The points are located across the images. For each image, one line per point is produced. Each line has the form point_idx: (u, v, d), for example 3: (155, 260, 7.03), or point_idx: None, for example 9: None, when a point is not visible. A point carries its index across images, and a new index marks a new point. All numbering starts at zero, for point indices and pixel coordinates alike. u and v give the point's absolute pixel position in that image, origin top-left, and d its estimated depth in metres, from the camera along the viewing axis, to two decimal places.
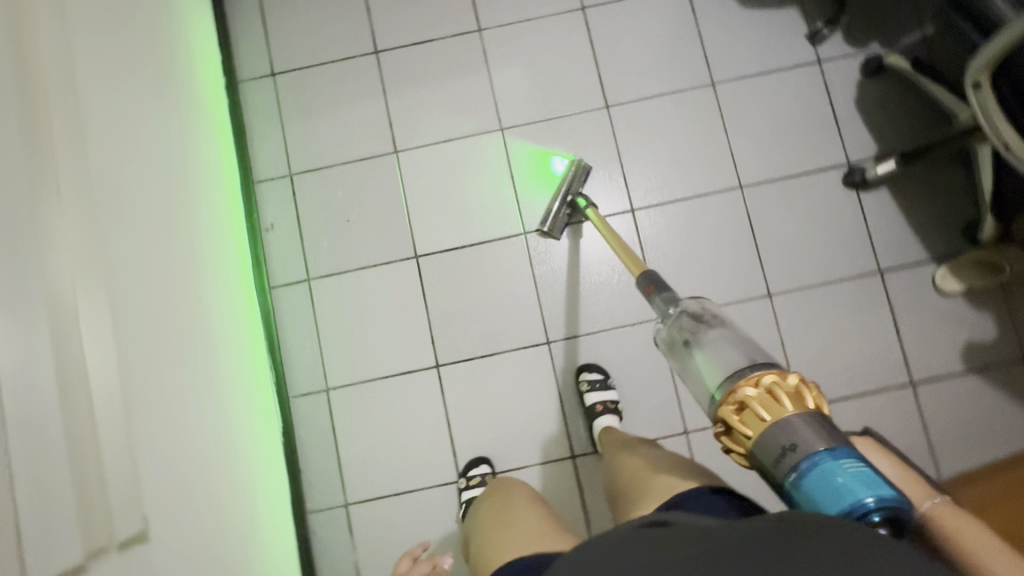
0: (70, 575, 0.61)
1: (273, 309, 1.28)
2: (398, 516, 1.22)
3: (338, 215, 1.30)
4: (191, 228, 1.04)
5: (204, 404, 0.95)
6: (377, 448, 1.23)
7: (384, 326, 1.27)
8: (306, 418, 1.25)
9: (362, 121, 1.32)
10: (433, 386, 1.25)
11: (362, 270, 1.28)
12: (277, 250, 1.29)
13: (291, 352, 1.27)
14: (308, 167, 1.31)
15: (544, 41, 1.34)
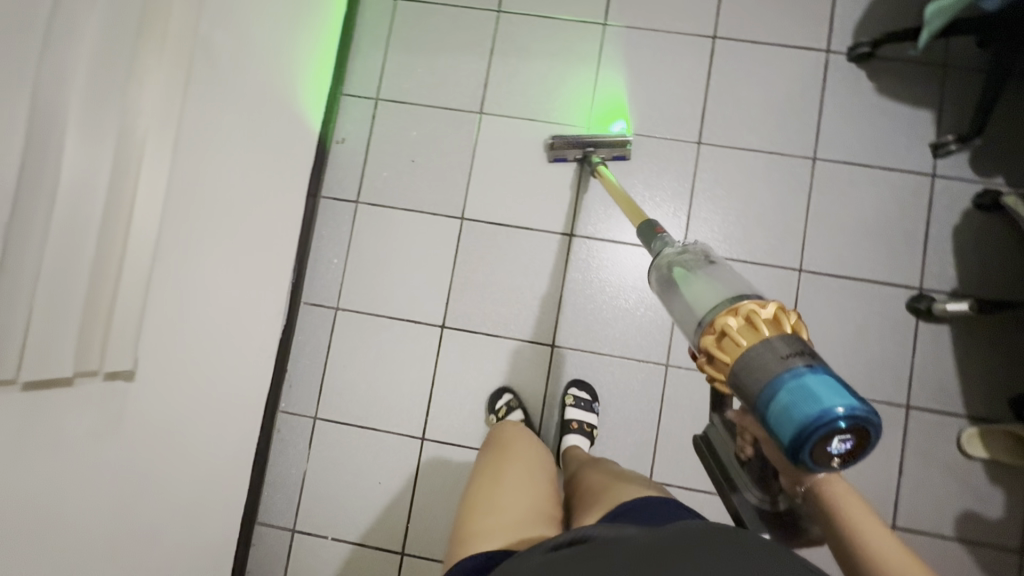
0: (54, 384, 0.67)
1: (316, 217, 1.32)
2: (357, 447, 1.27)
3: (406, 152, 1.32)
4: (269, 118, 1.08)
5: (225, 277, 1.01)
6: (361, 379, 1.28)
7: (408, 272, 1.30)
8: (309, 326, 1.30)
9: (461, 71, 1.32)
10: (432, 343, 1.28)
11: (407, 213, 1.31)
12: (339, 165, 1.33)
13: (318, 262, 1.32)
14: (395, 98, 1.33)
15: (662, 56, 1.30)
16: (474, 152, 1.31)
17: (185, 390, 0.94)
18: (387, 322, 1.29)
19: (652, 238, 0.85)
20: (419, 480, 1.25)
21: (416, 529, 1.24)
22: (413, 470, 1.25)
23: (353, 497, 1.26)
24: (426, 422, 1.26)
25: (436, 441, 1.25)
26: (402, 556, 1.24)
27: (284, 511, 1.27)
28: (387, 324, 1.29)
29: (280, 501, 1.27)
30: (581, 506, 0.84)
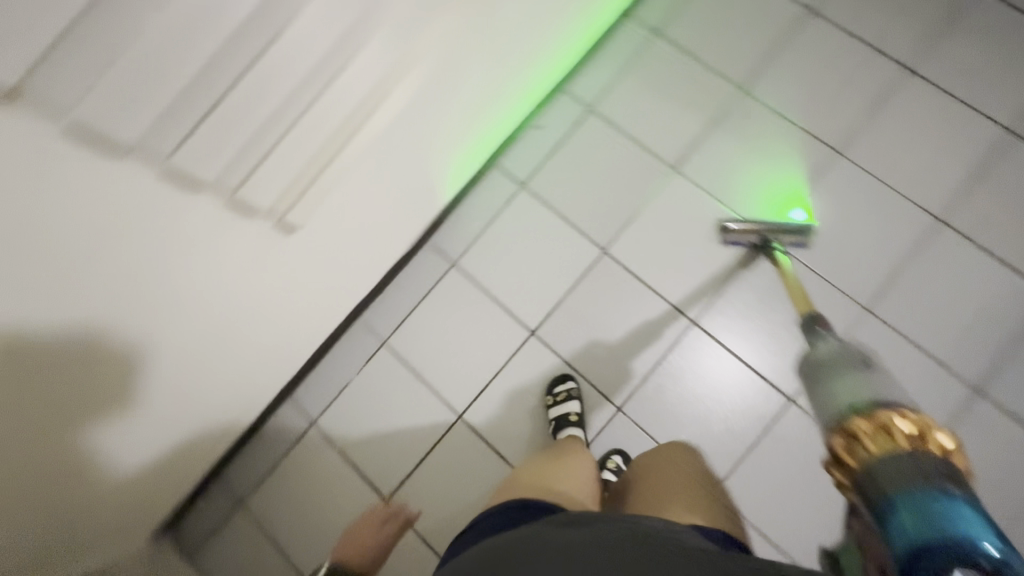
0: (247, 207, 0.75)
1: (481, 180, 1.39)
2: (401, 389, 1.32)
3: (588, 169, 1.35)
4: (499, 83, 1.15)
5: (395, 189, 1.08)
6: (439, 334, 1.33)
7: (530, 269, 1.33)
8: (422, 265, 1.37)
9: (677, 124, 1.33)
10: (515, 341, 1.30)
11: (558, 220, 1.34)
12: (525, 149, 1.39)
13: (461, 217, 1.38)
14: (606, 117, 1.37)
15: (876, 211, 1.24)
16: (649, 200, 1.31)
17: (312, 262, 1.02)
18: (488, 299, 1.33)
19: (812, 334, 0.81)
20: (435, 450, 1.27)
21: (409, 491, 1.26)
22: (436, 438, 1.28)
23: (375, 428, 1.30)
24: (471, 404, 1.28)
25: (469, 426, 1.27)
26: (385, 504, 1.27)
27: (316, 403, 1.34)
28: (487, 301, 1.33)
29: (318, 393, 1.35)
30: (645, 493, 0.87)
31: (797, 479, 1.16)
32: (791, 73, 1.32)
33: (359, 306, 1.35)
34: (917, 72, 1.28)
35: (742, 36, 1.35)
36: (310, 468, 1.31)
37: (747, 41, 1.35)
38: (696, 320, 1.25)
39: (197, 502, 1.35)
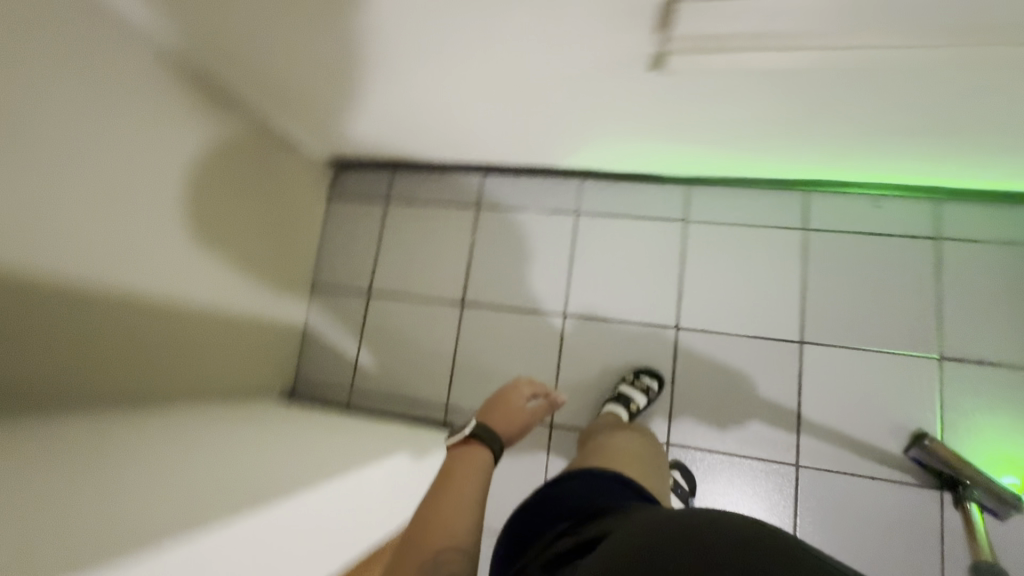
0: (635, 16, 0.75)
1: (742, 192, 1.28)
2: (531, 255, 1.37)
3: (836, 279, 1.21)
4: (861, 139, 1.01)
5: (728, 129, 1.03)
6: (618, 251, 1.32)
7: (709, 293, 1.26)
8: (629, 198, 1.34)
9: (950, 327, 1.15)
10: (658, 316, 1.28)
11: (768, 290, 1.24)
12: (805, 209, 1.25)
13: (699, 199, 1.31)
14: (897, 258, 1.20)
15: None
16: (884, 350, 1.17)
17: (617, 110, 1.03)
18: (677, 269, 1.29)
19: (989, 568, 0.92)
20: (526, 314, 1.34)
21: (483, 315, 1.36)
22: (535, 307, 1.34)
23: (507, 256, 1.38)
24: (581, 316, 1.32)
25: (563, 327, 1.32)
26: (459, 306, 1.38)
27: (489, 196, 1.41)
28: (675, 270, 1.29)
29: (497, 193, 1.41)
30: None
31: None
32: None
33: (589, 172, 1.34)
34: None
35: None
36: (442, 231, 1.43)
37: None
38: (799, 464, 1.17)
39: (358, 169, 1.50)
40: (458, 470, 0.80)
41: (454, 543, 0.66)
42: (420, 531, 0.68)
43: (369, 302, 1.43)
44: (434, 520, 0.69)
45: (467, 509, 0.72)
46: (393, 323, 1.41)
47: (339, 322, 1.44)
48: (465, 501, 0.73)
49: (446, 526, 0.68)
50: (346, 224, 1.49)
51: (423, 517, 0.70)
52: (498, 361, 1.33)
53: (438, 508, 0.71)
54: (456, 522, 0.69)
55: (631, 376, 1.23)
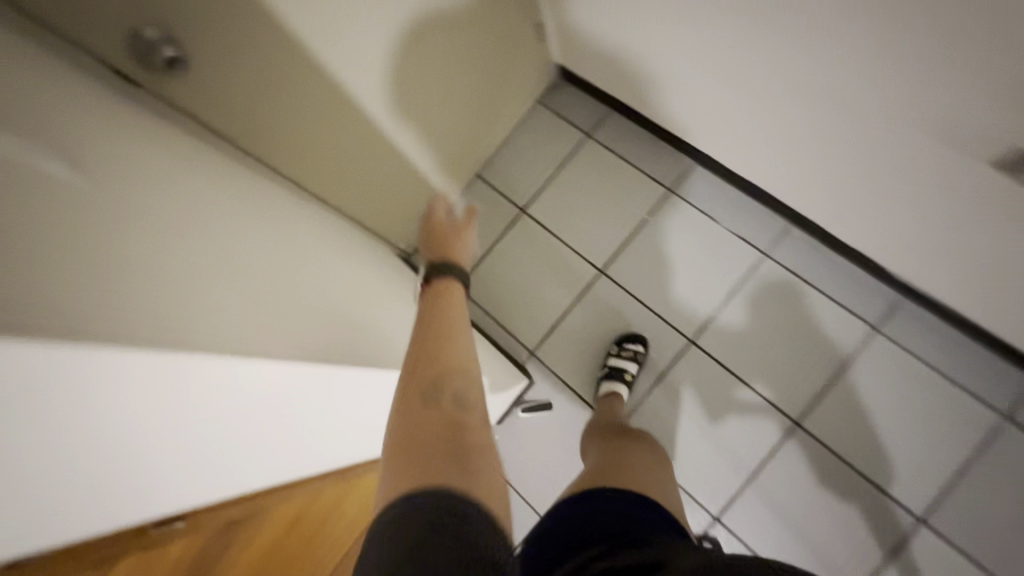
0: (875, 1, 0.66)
1: (764, 225, 1.23)
2: (609, 222, 1.33)
3: (832, 379, 1.13)
4: (840, 176, 0.97)
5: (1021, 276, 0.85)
6: (718, 294, 1.22)
7: (742, 352, 1.19)
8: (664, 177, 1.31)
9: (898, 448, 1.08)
10: (785, 402, 1.15)
11: (778, 376, 1.16)
12: (813, 284, 1.18)
13: (775, 252, 1.21)
14: (870, 365, 1.13)
15: None
16: None
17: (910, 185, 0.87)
18: (837, 370, 1.14)
19: None
20: (655, 318, 1.25)
21: (614, 294, 1.29)
22: (667, 318, 1.25)
23: (671, 255, 1.27)
24: (711, 353, 1.20)
25: (683, 352, 1.22)
26: (596, 271, 1.31)
27: (688, 187, 1.30)
28: (834, 370, 1.14)
29: (698, 188, 1.29)
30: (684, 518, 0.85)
31: None
32: None
33: (807, 221, 1.18)
34: None
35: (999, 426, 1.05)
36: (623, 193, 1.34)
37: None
38: None
39: (579, 87, 1.42)
40: (438, 304, 0.66)
41: (443, 395, 0.52)
42: (416, 365, 0.55)
43: (518, 217, 1.39)
44: (426, 356, 0.56)
45: (452, 352, 0.57)
46: (527, 251, 1.36)
47: (480, 220, 1.42)
48: (456, 334, 0.60)
49: (437, 378, 0.53)
50: (538, 133, 1.43)
51: (416, 360, 0.55)
52: (602, 343, 1.27)
53: (427, 346, 0.57)
54: (453, 363, 0.55)
55: (625, 349, 1.22)
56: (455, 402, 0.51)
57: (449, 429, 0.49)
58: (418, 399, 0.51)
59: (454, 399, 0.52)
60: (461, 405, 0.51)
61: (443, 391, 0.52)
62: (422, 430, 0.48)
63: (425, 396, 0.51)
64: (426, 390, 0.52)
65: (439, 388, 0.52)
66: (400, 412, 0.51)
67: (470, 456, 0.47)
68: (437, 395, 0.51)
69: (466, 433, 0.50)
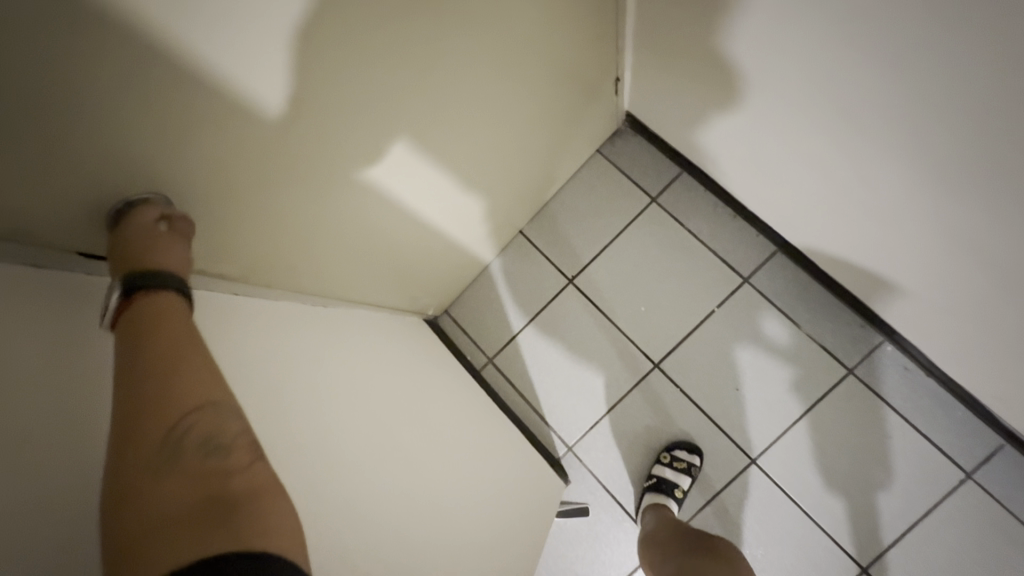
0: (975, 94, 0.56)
1: (791, 308, 1.12)
2: (645, 298, 1.18)
3: (848, 473, 1.06)
4: (811, 190, 0.92)
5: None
6: (762, 396, 1.10)
7: (782, 463, 1.08)
8: (694, 243, 1.18)
9: (867, 490, 1.05)
10: (852, 540, 1.04)
11: (809, 484, 1.07)
12: (787, 307, 1.12)
13: (815, 348, 1.10)
14: (832, 389, 1.08)
15: None
16: None
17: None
18: (914, 512, 1.03)
19: None
20: (714, 428, 1.11)
21: (670, 392, 1.14)
22: (727, 427, 1.11)
23: (738, 357, 1.12)
24: (767, 472, 1.08)
25: (743, 470, 1.09)
26: (651, 363, 1.16)
27: (765, 278, 1.14)
28: (911, 512, 1.03)
29: (776, 280, 1.13)
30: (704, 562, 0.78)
31: None
32: None
33: (900, 338, 1.05)
34: None
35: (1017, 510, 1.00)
36: (689, 274, 1.17)
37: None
38: None
39: (647, 139, 1.23)
40: (139, 349, 0.41)
41: (180, 421, 0.39)
42: (134, 399, 0.39)
43: (565, 287, 1.22)
44: (156, 395, 0.40)
45: (188, 332, 0.44)
46: (573, 329, 1.20)
47: (521, 284, 1.24)
48: (186, 326, 0.44)
49: (174, 407, 0.40)
50: (598, 187, 1.24)
51: (140, 347, 0.42)
52: (651, 449, 1.13)
53: (146, 320, 0.43)
54: (187, 363, 0.42)
55: (679, 458, 1.08)
56: (208, 446, 0.39)
57: (203, 479, 0.37)
58: (181, 477, 0.37)
59: (214, 448, 0.39)
60: (218, 443, 0.39)
61: (185, 424, 0.39)
62: (185, 508, 0.36)
63: (188, 469, 0.37)
64: (165, 453, 0.38)
65: (208, 447, 0.39)
66: (130, 470, 0.36)
67: (255, 497, 0.37)
68: (177, 440, 0.38)
69: (232, 469, 0.39)
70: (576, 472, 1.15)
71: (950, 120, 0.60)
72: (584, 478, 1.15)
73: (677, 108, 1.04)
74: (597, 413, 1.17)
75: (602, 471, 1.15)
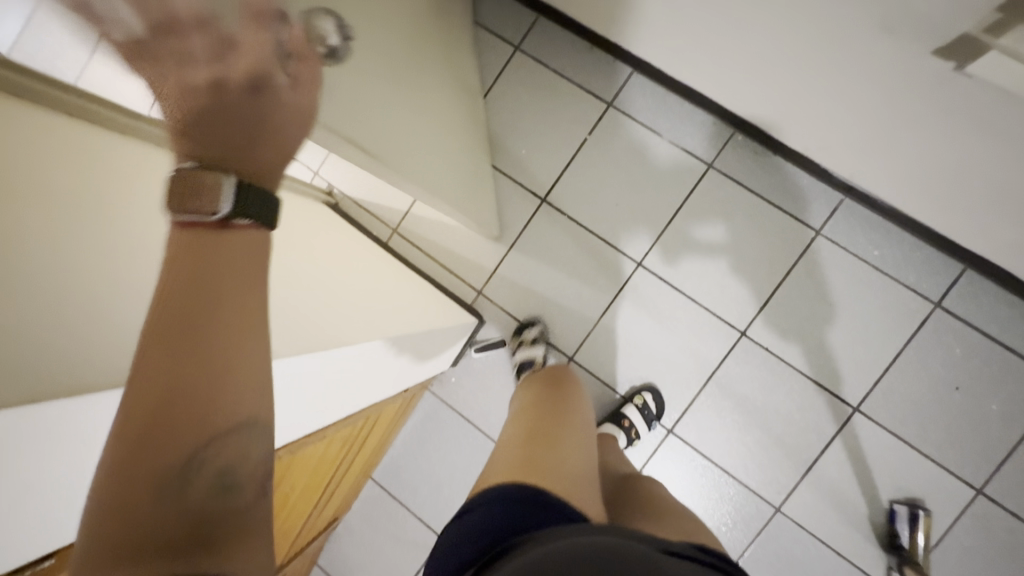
0: None
1: (649, 123, 1.21)
2: (519, 141, 1.25)
3: (715, 256, 1.18)
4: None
5: (940, 160, 0.83)
6: (634, 205, 1.21)
7: (660, 259, 1.20)
8: (556, 81, 1.24)
9: (733, 266, 1.17)
10: (729, 313, 1.17)
11: (684, 272, 1.19)
12: (645, 123, 1.21)
13: (674, 152, 1.20)
14: (696, 185, 1.19)
15: (977, 547, 1.06)
16: (929, 457, 1.08)
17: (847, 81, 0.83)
18: (778, 277, 1.15)
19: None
20: (601, 245, 1.22)
21: (558, 222, 1.24)
22: (609, 239, 1.22)
23: (612, 178, 1.22)
24: (649, 271, 1.20)
25: (631, 275, 1.21)
26: (538, 201, 1.25)
27: (625, 99, 1.22)
28: (776, 277, 1.15)
29: (636, 97, 1.21)
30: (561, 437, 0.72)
31: (725, 511, 1.16)
32: (884, 289, 1.10)
33: (747, 125, 1.14)
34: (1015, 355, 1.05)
35: (861, 253, 1.11)
36: (558, 110, 1.24)
37: (874, 250, 1.11)
38: (783, 503, 1.14)
39: None
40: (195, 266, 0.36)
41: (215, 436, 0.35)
42: (160, 410, 0.34)
43: None
44: (209, 404, 0.35)
45: (252, 367, 0.37)
46: None
47: None
48: (234, 313, 0.37)
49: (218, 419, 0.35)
50: None
51: (173, 336, 0.35)
52: (550, 275, 1.24)
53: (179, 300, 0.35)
54: (239, 369, 0.37)
55: (530, 335, 1.22)
56: (220, 481, 0.36)
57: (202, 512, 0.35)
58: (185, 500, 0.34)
59: (225, 484, 0.36)
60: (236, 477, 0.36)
61: (218, 451, 0.35)
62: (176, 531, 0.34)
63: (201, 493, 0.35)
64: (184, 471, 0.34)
65: (221, 475, 0.36)
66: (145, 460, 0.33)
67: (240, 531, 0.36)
68: (196, 464, 0.35)
69: (231, 507, 0.36)
70: (486, 309, 1.27)
71: None
72: (493, 312, 1.27)
73: None
74: (495, 256, 1.27)
75: (508, 304, 1.27)
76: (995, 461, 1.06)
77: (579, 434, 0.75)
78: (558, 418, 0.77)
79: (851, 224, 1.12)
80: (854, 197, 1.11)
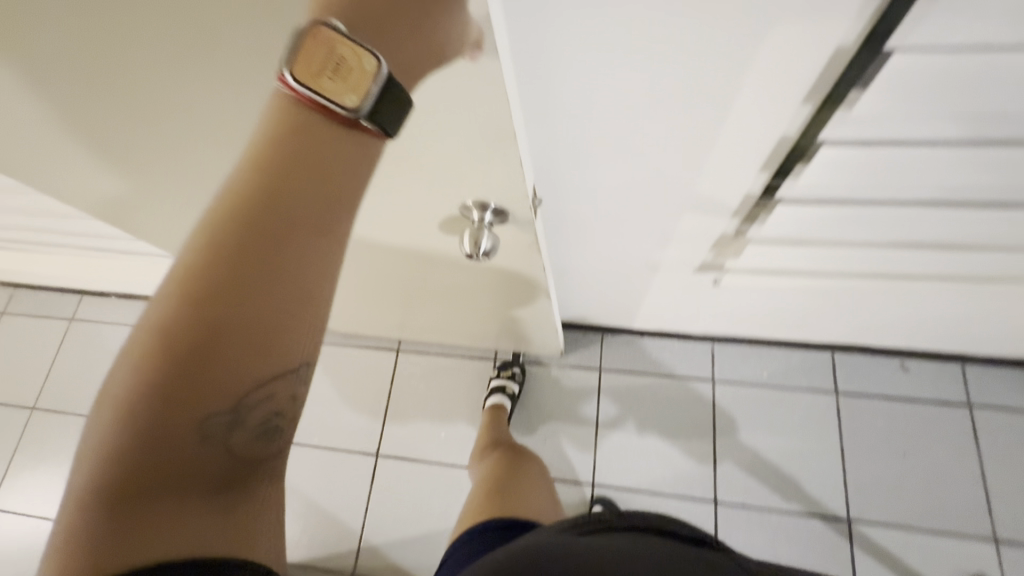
0: (423, 252, 0.81)
1: (535, 362, 1.34)
2: (436, 428, 1.33)
3: (651, 443, 1.23)
4: (455, 322, 1.17)
5: (758, 313, 1.02)
6: (560, 433, 1.27)
7: (610, 472, 1.23)
8: (445, 366, 1.39)
9: (670, 445, 1.23)
10: (692, 487, 1.19)
11: (635, 471, 1.22)
12: (531, 363, 1.34)
13: (567, 373, 1.32)
14: (600, 392, 1.29)
15: None
16: (937, 530, 1.10)
17: (656, 301, 1.02)
18: (710, 433, 1.22)
19: None
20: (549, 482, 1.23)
21: None
22: (557, 474, 1.24)
23: (529, 418, 1.29)
24: (607, 487, 1.22)
25: (591, 498, 1.21)
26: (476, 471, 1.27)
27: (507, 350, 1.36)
28: (707, 434, 1.22)
29: None
30: (518, 477, 0.90)
31: None
32: (794, 400, 1.22)
33: (609, 326, 1.32)
34: (919, 400, 1.18)
35: (756, 382, 1.24)
36: (457, 387, 1.36)
37: (765, 374, 1.25)
38: None
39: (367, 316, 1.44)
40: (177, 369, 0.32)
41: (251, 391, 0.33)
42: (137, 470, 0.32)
43: (378, 463, 1.32)
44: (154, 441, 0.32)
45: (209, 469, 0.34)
46: (405, 491, 1.29)
47: (341, 486, 1.31)
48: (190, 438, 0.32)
49: (236, 385, 0.32)
50: (355, 369, 1.41)
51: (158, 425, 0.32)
52: None
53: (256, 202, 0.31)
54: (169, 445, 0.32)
55: (497, 385, 1.27)
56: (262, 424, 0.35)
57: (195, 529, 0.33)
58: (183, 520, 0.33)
59: (265, 431, 0.35)
60: (283, 420, 0.36)
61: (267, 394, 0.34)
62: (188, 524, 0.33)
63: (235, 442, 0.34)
64: (231, 421, 0.33)
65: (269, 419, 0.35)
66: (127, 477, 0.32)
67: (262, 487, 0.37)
68: (244, 413, 0.33)
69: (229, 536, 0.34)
70: None
71: (436, 263, 0.85)
72: None
73: (339, 314, 1.24)
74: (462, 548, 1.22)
75: None
76: (983, 502, 1.10)
77: (546, 495, 0.88)
78: (516, 461, 0.95)
79: (734, 361, 1.27)
80: (722, 340, 1.28)
